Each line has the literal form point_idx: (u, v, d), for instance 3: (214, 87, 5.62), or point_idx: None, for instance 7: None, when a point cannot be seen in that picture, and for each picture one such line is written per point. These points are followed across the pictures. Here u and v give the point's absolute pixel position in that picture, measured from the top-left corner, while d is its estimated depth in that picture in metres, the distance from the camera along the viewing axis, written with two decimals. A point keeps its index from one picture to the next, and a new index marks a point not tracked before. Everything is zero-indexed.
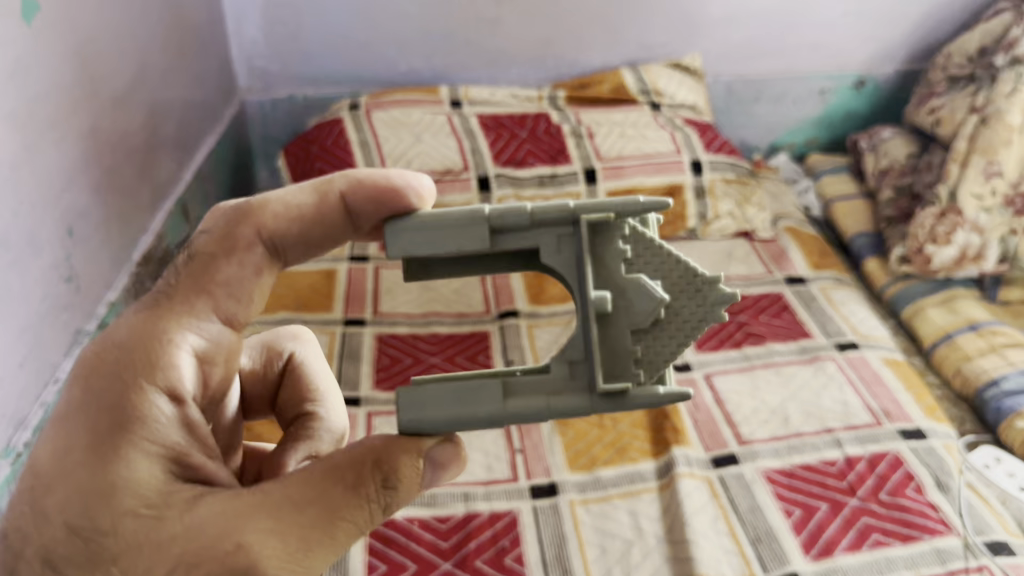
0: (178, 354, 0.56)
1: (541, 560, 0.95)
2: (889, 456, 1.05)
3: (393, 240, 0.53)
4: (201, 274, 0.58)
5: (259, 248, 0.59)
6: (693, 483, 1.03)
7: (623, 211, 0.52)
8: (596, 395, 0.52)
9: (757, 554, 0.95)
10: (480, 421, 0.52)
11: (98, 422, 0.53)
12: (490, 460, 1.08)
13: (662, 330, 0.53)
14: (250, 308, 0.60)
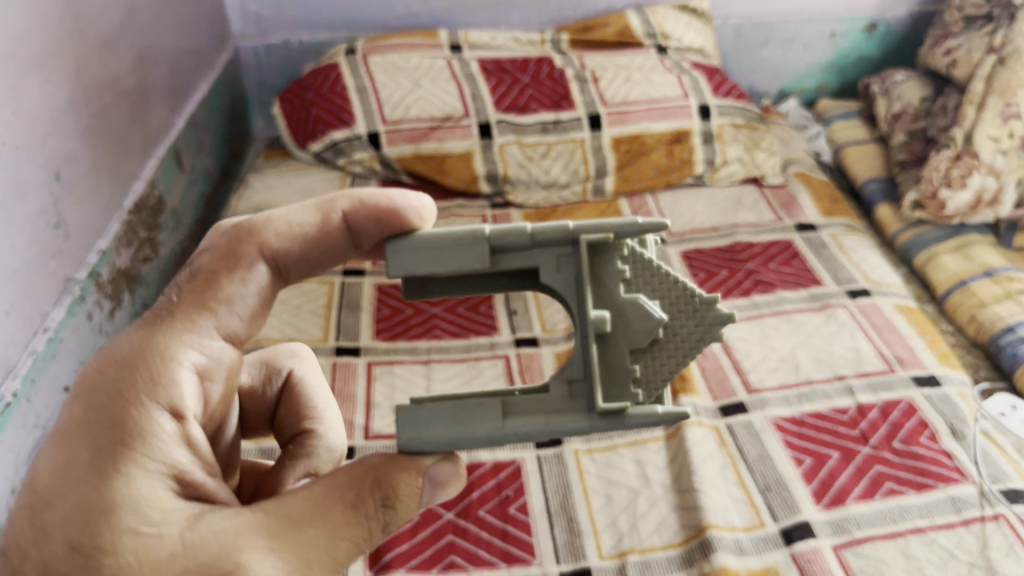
0: (180, 372, 0.55)
1: (546, 510, 0.93)
2: (902, 404, 1.03)
3: (394, 260, 0.53)
4: (204, 292, 0.58)
5: (262, 268, 0.60)
6: (700, 432, 1.00)
7: (621, 232, 0.53)
8: (595, 414, 0.52)
9: (767, 503, 0.93)
10: (481, 440, 0.52)
11: (99, 438, 0.51)
12: None
13: (660, 349, 0.53)
14: (251, 326, 0.60)
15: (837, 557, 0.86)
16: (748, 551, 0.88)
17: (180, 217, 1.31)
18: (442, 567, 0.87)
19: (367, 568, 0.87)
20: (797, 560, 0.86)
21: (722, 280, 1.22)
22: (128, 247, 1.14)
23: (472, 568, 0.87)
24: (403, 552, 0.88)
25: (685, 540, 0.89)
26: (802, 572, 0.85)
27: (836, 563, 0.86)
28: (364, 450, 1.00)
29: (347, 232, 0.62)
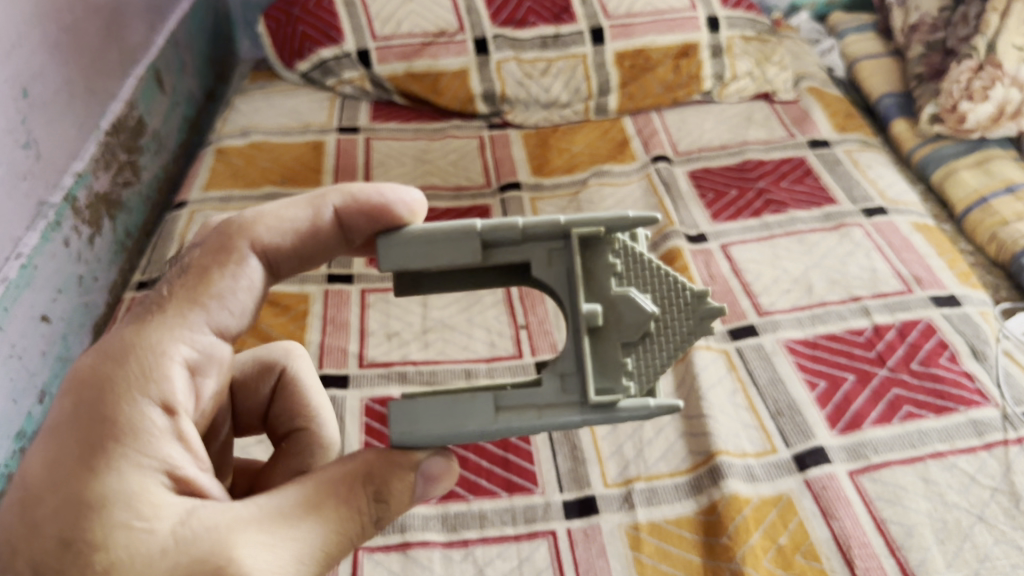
0: (170, 368, 0.53)
1: (548, 439, 0.90)
2: (920, 325, 0.98)
3: (384, 254, 0.50)
4: (195, 286, 0.56)
5: (255, 263, 0.58)
6: (709, 355, 0.96)
7: (613, 225, 0.50)
8: (588, 408, 0.49)
9: (779, 428, 0.89)
10: (471, 436, 0.49)
11: (88, 433, 0.49)
12: (493, 337, 1.02)
13: (651, 344, 0.50)
14: (241, 323, 0.58)
15: (852, 483, 0.83)
16: (760, 478, 0.84)
17: (162, 140, 1.26)
18: (441, 497, 0.85)
19: None
20: (811, 486, 0.83)
21: (731, 201, 1.17)
22: (106, 170, 1.08)
23: (472, 498, 0.85)
24: None
25: (693, 468, 0.86)
26: (816, 499, 0.82)
27: (852, 490, 0.82)
28: (359, 379, 0.96)
29: (338, 226, 0.60)
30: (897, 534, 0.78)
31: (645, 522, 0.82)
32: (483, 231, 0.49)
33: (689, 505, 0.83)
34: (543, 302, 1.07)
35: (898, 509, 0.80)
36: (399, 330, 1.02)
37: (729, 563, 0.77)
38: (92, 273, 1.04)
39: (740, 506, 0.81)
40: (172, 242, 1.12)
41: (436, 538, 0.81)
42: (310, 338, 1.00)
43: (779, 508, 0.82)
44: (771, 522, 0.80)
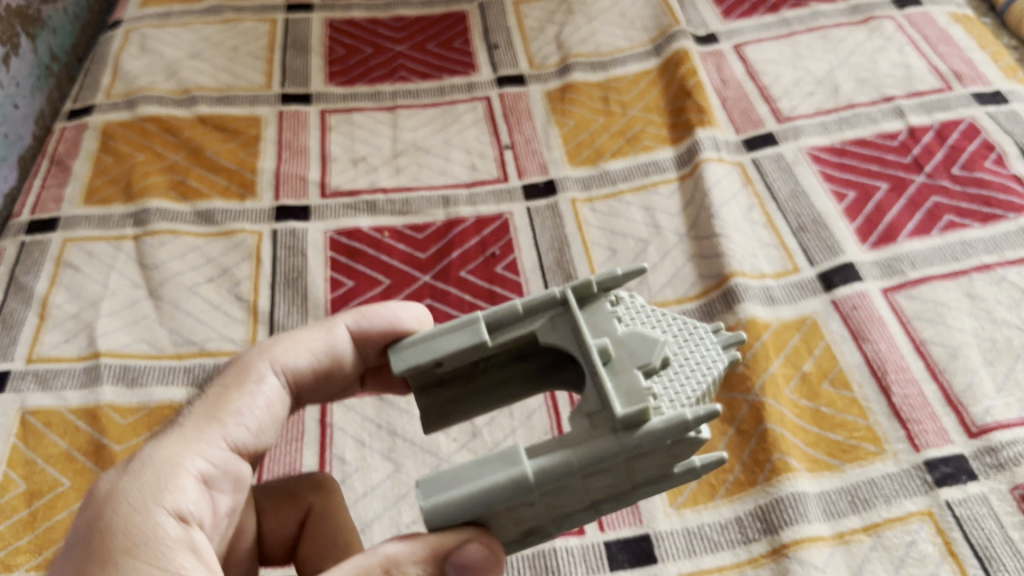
0: (181, 478, 0.45)
1: (538, 267, 0.79)
2: (962, 126, 0.85)
3: (394, 358, 0.45)
4: (209, 406, 0.49)
5: (272, 383, 0.51)
6: (721, 169, 0.84)
7: (605, 282, 0.44)
8: (621, 432, 0.39)
9: (802, 245, 0.78)
10: (502, 497, 0.39)
11: (93, 555, 0.41)
12: (473, 160, 0.88)
13: (674, 374, 0.42)
14: (257, 442, 0.50)
15: (887, 302, 0.72)
16: (780, 300, 0.74)
17: None
18: None
19: None
20: (839, 308, 0.73)
21: None
22: None
23: None
24: None
25: (703, 293, 0.75)
26: (846, 321, 0.72)
27: (886, 309, 0.72)
28: (322, 210, 0.84)
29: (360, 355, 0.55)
30: (940, 357, 0.68)
31: None
32: (485, 315, 0.44)
33: None
34: (529, 117, 0.92)
35: (940, 328, 0.70)
36: (367, 155, 0.89)
37: (746, 395, 0.68)
38: (10, 100, 0.90)
39: (759, 331, 0.71)
40: (106, 65, 0.99)
41: None
42: (264, 166, 0.88)
43: (802, 332, 0.72)
44: (795, 347, 0.71)
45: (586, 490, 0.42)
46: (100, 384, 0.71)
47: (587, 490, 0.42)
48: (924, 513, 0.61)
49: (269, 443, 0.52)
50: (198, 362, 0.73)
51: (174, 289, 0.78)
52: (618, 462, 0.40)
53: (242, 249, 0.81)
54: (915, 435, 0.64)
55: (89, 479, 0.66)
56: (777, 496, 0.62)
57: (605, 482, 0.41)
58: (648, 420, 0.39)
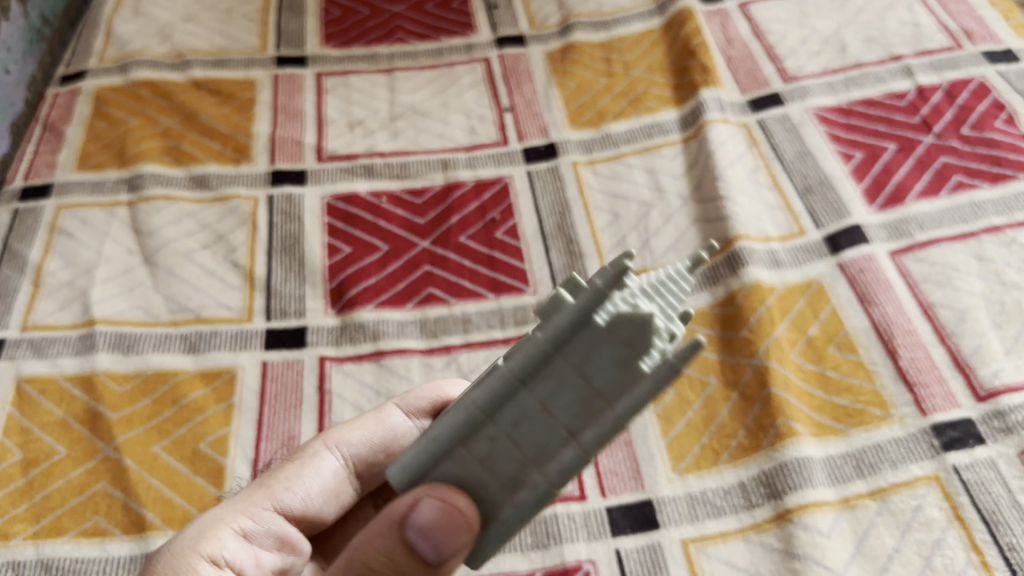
0: (219, 530, 0.46)
1: (539, 232, 0.77)
2: (972, 85, 0.83)
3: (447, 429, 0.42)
4: (262, 477, 0.51)
5: (330, 461, 0.53)
6: (726, 130, 0.82)
7: None
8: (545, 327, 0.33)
9: (808, 207, 0.76)
10: (450, 424, 0.35)
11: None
12: (473, 123, 0.87)
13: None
14: (308, 509, 0.51)
15: (894, 264, 0.71)
16: (785, 264, 0.73)
17: None
18: (419, 302, 0.73)
19: (329, 307, 0.74)
20: (846, 271, 0.71)
21: None
22: None
23: (454, 301, 0.73)
24: (371, 287, 0.74)
25: (707, 257, 0.74)
26: (852, 284, 0.70)
27: (893, 272, 0.70)
28: (318, 175, 0.83)
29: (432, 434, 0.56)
30: (948, 319, 0.67)
31: None
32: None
33: (703, 298, 0.72)
34: (530, 79, 0.91)
35: (948, 292, 0.69)
36: (364, 118, 0.88)
37: (750, 359, 0.67)
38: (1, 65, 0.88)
39: (764, 294, 0.70)
40: (99, 28, 0.97)
41: (414, 346, 0.71)
42: (259, 130, 0.87)
43: (808, 295, 0.70)
44: (800, 311, 0.70)
45: (553, 416, 0.33)
46: (95, 352, 0.70)
47: (554, 416, 0.33)
48: (931, 477, 0.60)
49: (327, 518, 0.53)
50: (195, 330, 0.72)
51: (169, 256, 0.76)
52: (558, 363, 0.32)
53: (237, 215, 0.80)
54: (922, 399, 0.63)
55: (85, 448, 0.65)
56: (782, 461, 0.61)
57: (571, 404, 0.33)
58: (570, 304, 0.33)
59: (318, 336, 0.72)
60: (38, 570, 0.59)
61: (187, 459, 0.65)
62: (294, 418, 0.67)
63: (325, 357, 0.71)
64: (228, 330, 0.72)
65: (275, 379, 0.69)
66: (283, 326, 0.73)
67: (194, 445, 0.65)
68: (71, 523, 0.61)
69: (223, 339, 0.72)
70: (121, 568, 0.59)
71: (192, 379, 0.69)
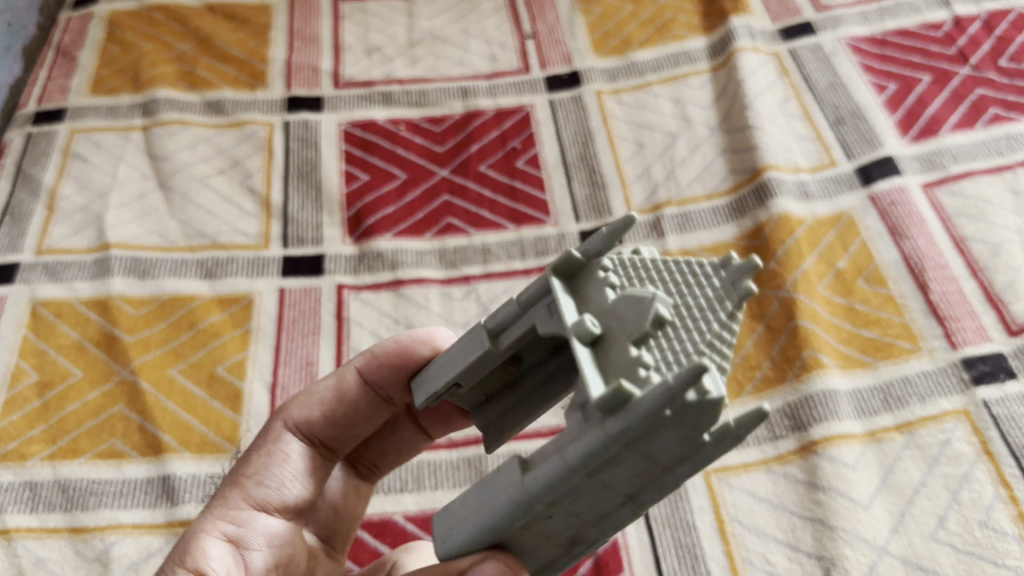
0: (205, 542, 0.43)
1: (561, 162, 0.75)
2: (1011, 16, 0.80)
3: (417, 389, 0.42)
4: (231, 477, 0.48)
5: (292, 441, 0.49)
6: (756, 59, 0.80)
7: (590, 249, 0.35)
8: (607, 419, 0.31)
9: (840, 138, 0.74)
10: (505, 517, 0.35)
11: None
12: (494, 50, 0.84)
13: (677, 332, 0.32)
14: (287, 499, 0.48)
15: (926, 198, 0.69)
16: (815, 195, 0.71)
17: None
18: (438, 231, 0.72)
19: (346, 235, 0.72)
20: (877, 203, 0.69)
21: None
22: None
23: (473, 232, 0.72)
24: (389, 216, 0.73)
25: (735, 188, 0.72)
26: (883, 218, 0.68)
27: (925, 205, 0.69)
28: (334, 101, 0.81)
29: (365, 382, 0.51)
30: (980, 254, 0.66)
31: (677, 250, 0.69)
32: (486, 320, 0.38)
33: (730, 230, 0.70)
34: (553, 5, 0.88)
35: (982, 225, 0.67)
36: (381, 45, 0.86)
37: (777, 292, 0.65)
38: None
39: (793, 227, 0.68)
40: None
41: (432, 275, 0.69)
42: (275, 55, 0.85)
43: (838, 228, 0.69)
44: (829, 244, 0.68)
45: (609, 488, 0.34)
46: (110, 276, 0.69)
47: (612, 489, 0.34)
48: (960, 412, 0.58)
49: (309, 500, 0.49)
50: (211, 256, 0.71)
51: (183, 181, 0.75)
52: (623, 453, 0.32)
53: (253, 140, 0.78)
54: (952, 332, 0.62)
55: (101, 371, 0.65)
56: (807, 393, 0.60)
57: (630, 477, 0.34)
58: (623, 401, 0.30)
59: (335, 265, 0.71)
60: (55, 490, 0.59)
61: (204, 383, 0.64)
62: (311, 344, 0.66)
63: (342, 285, 0.69)
64: (244, 256, 0.71)
65: (293, 306, 0.68)
66: (300, 254, 0.71)
67: (211, 368, 0.65)
68: (88, 445, 0.61)
69: (240, 265, 0.70)
70: (138, 489, 0.59)
71: (208, 304, 0.68)
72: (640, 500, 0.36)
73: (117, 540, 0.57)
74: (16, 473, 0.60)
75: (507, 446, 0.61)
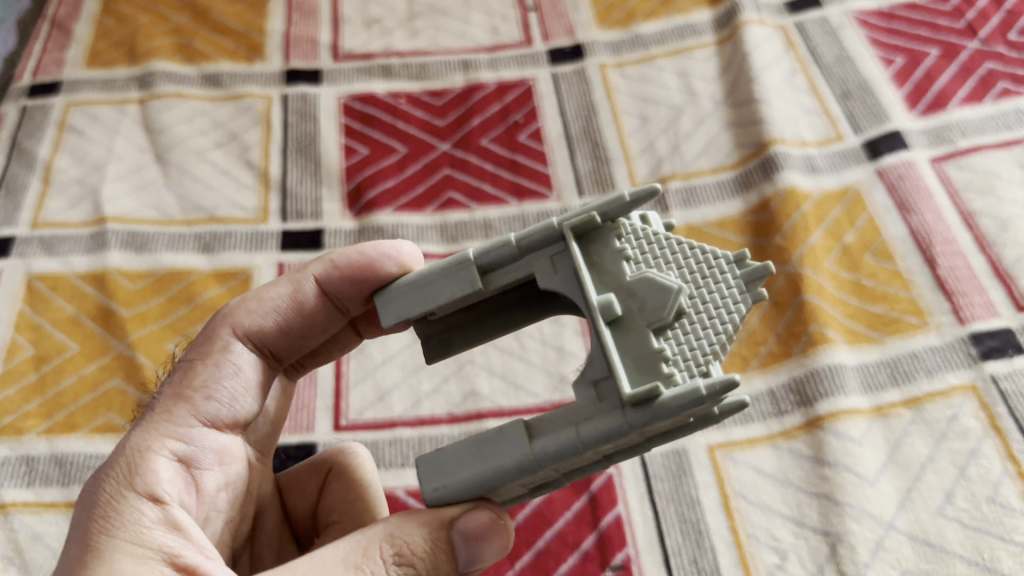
0: (155, 457, 0.41)
1: (564, 136, 0.74)
2: None
3: (383, 308, 0.41)
4: (173, 383, 0.44)
5: (242, 351, 0.46)
6: (762, 32, 0.79)
7: (608, 211, 0.39)
8: (630, 407, 0.35)
9: (847, 112, 0.73)
10: (507, 479, 0.37)
11: (68, 541, 0.39)
12: (496, 23, 0.83)
13: (693, 325, 0.37)
14: (238, 415, 0.46)
15: (934, 172, 0.68)
16: (822, 169, 0.70)
17: None
18: (438, 206, 0.71)
19: (346, 209, 0.71)
20: (884, 177, 0.68)
21: None
22: None
23: (475, 206, 0.71)
24: (390, 190, 0.72)
25: (741, 163, 0.71)
26: (891, 192, 0.68)
27: (933, 179, 0.68)
28: (334, 75, 0.80)
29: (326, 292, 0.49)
30: (989, 229, 0.65)
31: (682, 225, 0.68)
32: (477, 255, 0.39)
33: (735, 205, 0.69)
34: None
35: (991, 200, 0.66)
36: (381, 17, 0.84)
37: (783, 267, 0.64)
38: None
39: (799, 201, 0.67)
40: None
41: (433, 250, 0.69)
42: (273, 28, 0.83)
43: (845, 203, 0.68)
44: (836, 218, 0.67)
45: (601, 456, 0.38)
46: (107, 250, 0.68)
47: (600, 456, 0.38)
48: (967, 387, 0.58)
49: (253, 411, 0.47)
50: (209, 230, 0.70)
51: (181, 155, 0.74)
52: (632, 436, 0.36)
53: (251, 114, 0.77)
54: (960, 307, 0.61)
55: (98, 345, 0.64)
56: (813, 367, 0.59)
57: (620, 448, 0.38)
58: (659, 394, 0.35)
59: (335, 239, 0.70)
60: (52, 465, 0.58)
61: None
62: None
63: None
64: (242, 230, 0.70)
65: None
66: (299, 228, 0.70)
67: None
68: (85, 419, 0.60)
69: (238, 239, 0.69)
70: None
71: (206, 279, 0.67)
72: (614, 458, 0.39)
73: None
74: (13, 447, 0.59)
75: (509, 420, 0.61)
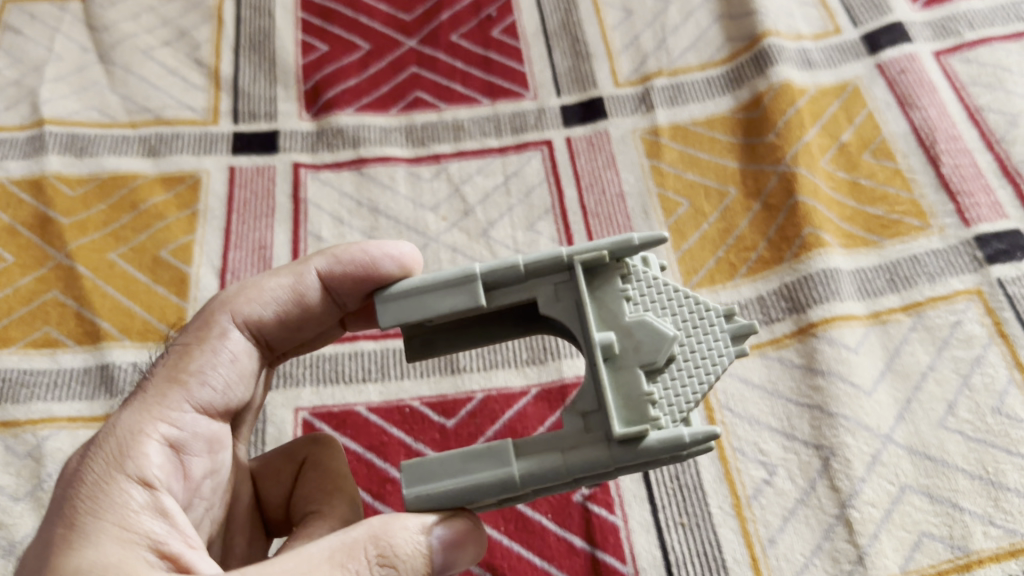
0: (144, 442, 0.37)
1: (541, 31, 0.69)
2: None
3: (381, 309, 0.36)
4: (164, 366, 0.40)
5: (238, 339, 0.41)
6: None
7: (618, 252, 0.35)
8: (615, 444, 0.33)
9: (846, 4, 0.68)
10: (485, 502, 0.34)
11: (45, 523, 0.35)
12: None
13: (681, 372, 0.34)
14: (228, 404, 0.41)
15: (939, 67, 0.63)
16: (818, 65, 0.65)
17: None
18: (404, 107, 0.66)
19: (304, 110, 0.66)
20: (885, 72, 0.63)
21: None
22: None
23: (444, 107, 0.65)
24: (351, 89, 0.66)
25: (731, 57, 0.66)
26: (891, 87, 0.63)
27: (937, 74, 0.63)
28: None
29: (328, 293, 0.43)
30: (997, 125, 0.60)
31: (667, 125, 0.63)
32: (483, 270, 0.35)
33: (725, 102, 0.64)
34: None
35: (1000, 95, 0.61)
36: None
37: (776, 166, 0.60)
38: None
39: (793, 96, 0.62)
40: None
41: (399, 154, 0.64)
42: None
43: (842, 99, 0.63)
44: (833, 115, 0.62)
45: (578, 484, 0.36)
46: (44, 154, 0.63)
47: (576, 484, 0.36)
48: (972, 292, 0.53)
49: (244, 401, 0.43)
50: (155, 132, 0.65)
51: (126, 53, 0.69)
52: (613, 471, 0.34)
53: (201, 10, 0.71)
54: (965, 208, 0.56)
55: (34, 255, 0.59)
56: (807, 272, 0.55)
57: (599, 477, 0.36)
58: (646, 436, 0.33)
59: (291, 142, 0.64)
60: None
61: (147, 268, 0.59)
62: (265, 227, 0.60)
63: (299, 164, 0.63)
64: (191, 132, 0.65)
65: (245, 186, 0.62)
66: (252, 131, 0.65)
67: (154, 251, 0.59)
68: (19, 333, 0.56)
69: (186, 142, 0.64)
70: (74, 380, 0.54)
71: (151, 184, 0.62)
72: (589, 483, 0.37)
73: (49, 435, 0.52)
74: None
75: None
